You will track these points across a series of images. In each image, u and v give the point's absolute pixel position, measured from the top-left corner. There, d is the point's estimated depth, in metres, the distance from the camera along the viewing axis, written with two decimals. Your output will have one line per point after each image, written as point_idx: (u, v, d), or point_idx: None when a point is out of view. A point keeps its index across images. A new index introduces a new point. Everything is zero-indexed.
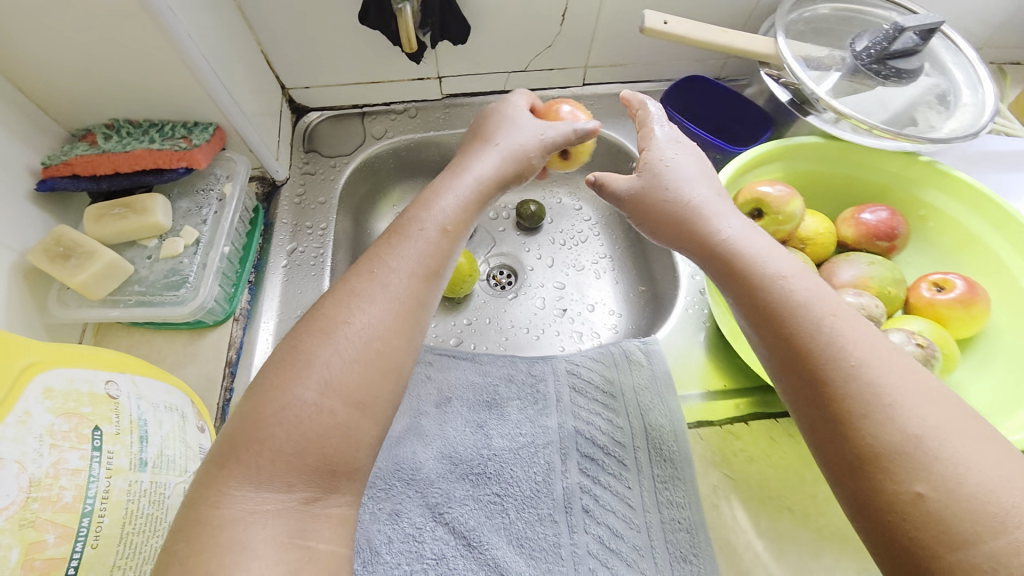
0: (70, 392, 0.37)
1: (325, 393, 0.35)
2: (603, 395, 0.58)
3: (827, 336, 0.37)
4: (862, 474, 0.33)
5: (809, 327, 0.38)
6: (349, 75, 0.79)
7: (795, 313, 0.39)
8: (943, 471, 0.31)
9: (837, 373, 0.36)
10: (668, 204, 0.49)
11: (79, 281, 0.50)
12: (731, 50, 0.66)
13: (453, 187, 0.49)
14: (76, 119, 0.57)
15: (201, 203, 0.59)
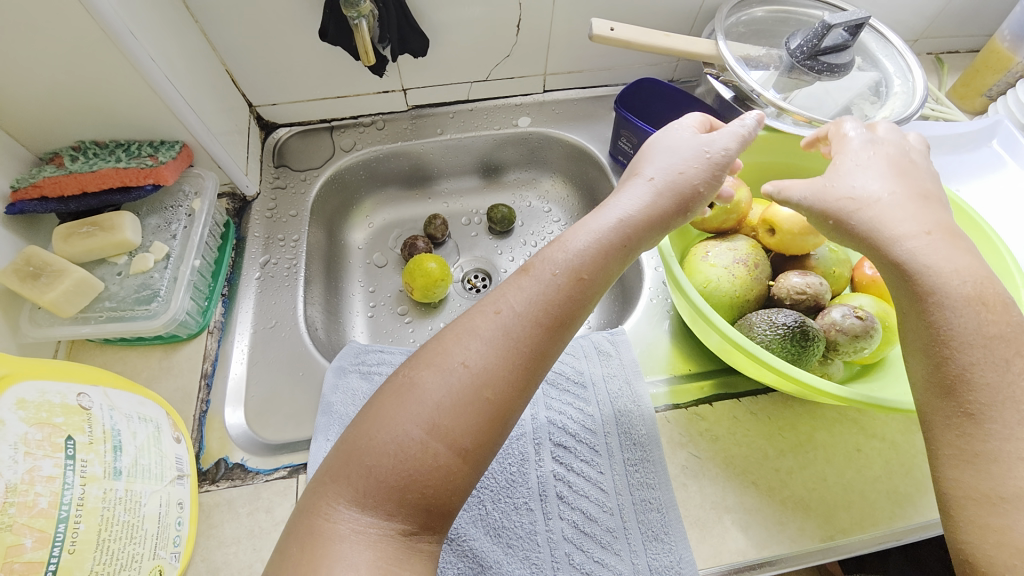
0: (42, 403, 0.38)
1: (431, 434, 0.35)
2: (574, 385, 0.60)
3: (1011, 374, 0.37)
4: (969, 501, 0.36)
5: (988, 360, 0.38)
6: (315, 90, 0.81)
7: (972, 344, 0.39)
8: None
9: (982, 406, 0.37)
10: (848, 210, 0.46)
11: (50, 299, 0.50)
12: (676, 53, 0.71)
13: (585, 234, 0.44)
14: (44, 142, 0.58)
15: (170, 219, 0.60)
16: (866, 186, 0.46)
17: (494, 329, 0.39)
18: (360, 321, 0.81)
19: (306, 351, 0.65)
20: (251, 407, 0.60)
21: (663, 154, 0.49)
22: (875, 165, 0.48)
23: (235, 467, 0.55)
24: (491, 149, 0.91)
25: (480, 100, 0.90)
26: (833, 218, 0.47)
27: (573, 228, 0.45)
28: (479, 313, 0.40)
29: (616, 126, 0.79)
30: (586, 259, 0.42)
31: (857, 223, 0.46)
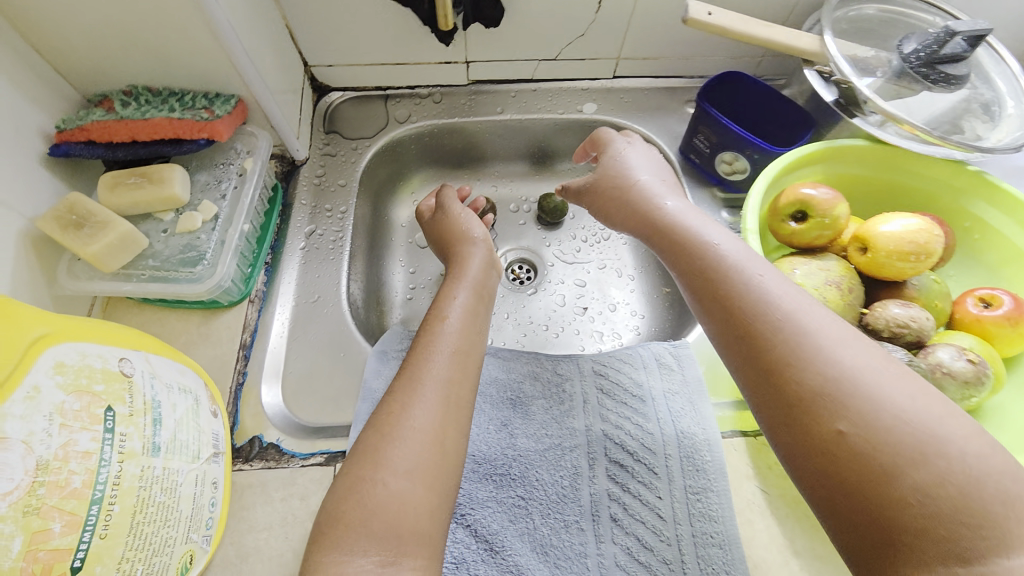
0: (82, 368, 0.34)
1: (376, 469, 0.42)
2: (632, 398, 0.56)
3: (749, 289, 0.41)
4: (793, 420, 0.35)
5: (740, 286, 0.41)
6: (374, 54, 0.76)
7: (728, 276, 0.43)
8: (861, 408, 0.33)
9: (768, 328, 0.38)
10: (617, 184, 0.58)
11: (92, 252, 0.47)
12: (774, 45, 0.64)
13: (459, 296, 0.58)
14: (94, 83, 0.55)
15: (220, 176, 0.56)
16: (659, 190, 0.55)
17: (436, 384, 0.47)
18: (399, 303, 0.77)
19: (347, 330, 0.62)
20: (289, 385, 0.57)
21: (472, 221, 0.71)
22: (657, 161, 0.60)
23: (269, 448, 0.52)
24: (550, 135, 0.86)
25: (544, 81, 0.84)
26: (600, 208, 0.59)
27: (445, 292, 0.60)
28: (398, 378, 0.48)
29: (694, 121, 0.73)
30: (475, 309, 0.58)
31: (631, 201, 0.56)
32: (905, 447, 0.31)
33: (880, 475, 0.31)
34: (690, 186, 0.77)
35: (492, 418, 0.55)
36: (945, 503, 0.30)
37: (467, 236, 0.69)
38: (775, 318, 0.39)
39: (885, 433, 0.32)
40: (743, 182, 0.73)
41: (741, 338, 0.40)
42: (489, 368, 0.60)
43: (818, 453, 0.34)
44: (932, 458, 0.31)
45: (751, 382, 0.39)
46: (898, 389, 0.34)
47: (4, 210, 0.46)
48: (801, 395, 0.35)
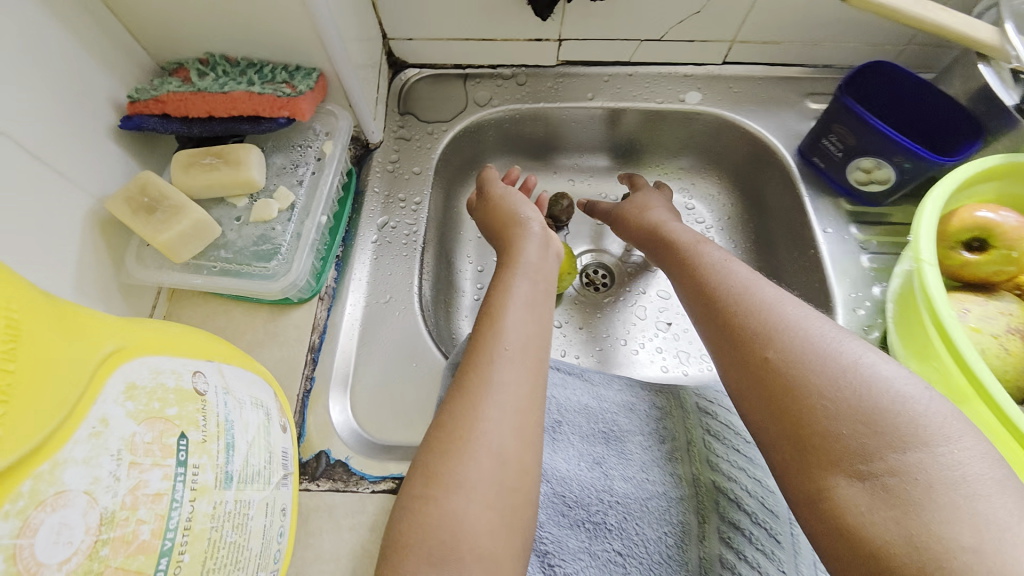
0: (154, 389, 0.29)
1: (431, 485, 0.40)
2: (749, 446, 0.48)
3: (715, 265, 0.47)
4: (737, 351, 0.39)
5: (713, 263, 0.47)
6: (459, 28, 0.67)
7: (703, 260, 0.48)
8: (790, 338, 0.37)
9: (725, 286, 0.43)
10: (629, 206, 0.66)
11: (163, 241, 0.42)
12: (942, 32, 0.52)
13: (519, 287, 0.52)
14: (168, 49, 0.49)
15: (298, 160, 0.51)
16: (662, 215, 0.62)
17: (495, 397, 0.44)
18: (468, 304, 0.70)
19: (419, 337, 0.56)
20: (359, 395, 0.52)
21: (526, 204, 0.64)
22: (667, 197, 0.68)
23: (337, 466, 0.47)
24: (643, 126, 0.76)
25: (642, 65, 0.74)
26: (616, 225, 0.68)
27: (499, 284, 0.54)
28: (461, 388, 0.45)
29: (827, 119, 0.62)
30: (539, 302, 0.52)
31: (642, 220, 0.63)
32: (821, 368, 0.34)
33: (798, 392, 0.34)
34: (810, 195, 0.67)
35: (582, 454, 0.49)
36: (848, 412, 0.32)
37: (517, 218, 0.62)
38: (732, 282, 0.43)
39: (810, 358, 0.35)
40: (878, 193, 0.63)
41: (704, 291, 0.45)
42: (579, 395, 0.53)
43: (749, 375, 0.38)
44: (845, 377, 0.33)
45: (704, 323, 0.43)
46: (827, 325, 0.37)
47: (72, 189, 0.41)
48: (744, 328, 0.39)
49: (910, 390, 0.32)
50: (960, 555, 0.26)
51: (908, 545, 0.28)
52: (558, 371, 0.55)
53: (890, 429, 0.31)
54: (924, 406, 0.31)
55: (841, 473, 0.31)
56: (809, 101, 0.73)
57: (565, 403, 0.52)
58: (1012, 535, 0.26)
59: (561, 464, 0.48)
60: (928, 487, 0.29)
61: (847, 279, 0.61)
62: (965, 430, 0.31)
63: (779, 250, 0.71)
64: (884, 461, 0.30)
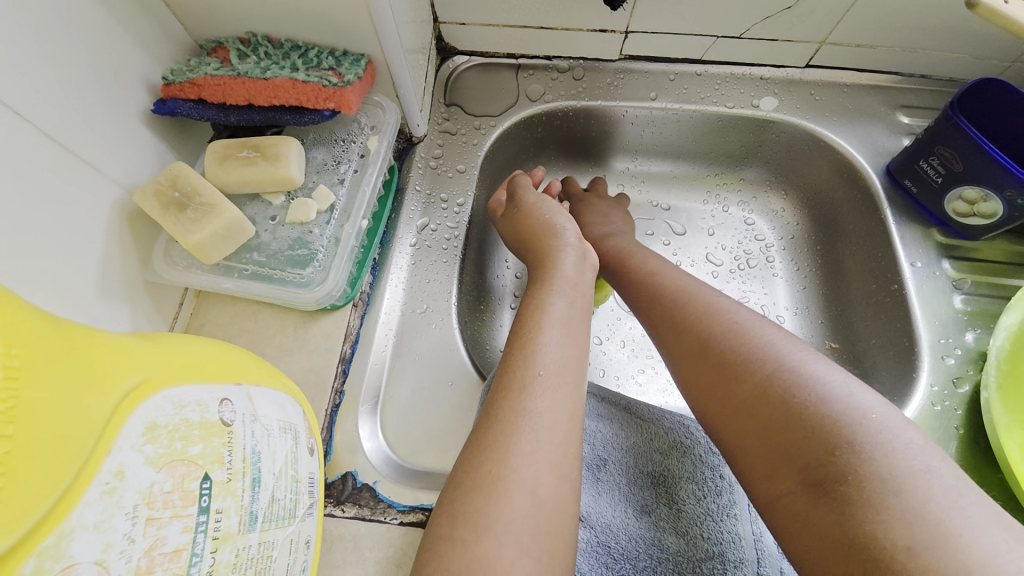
0: (176, 428, 0.26)
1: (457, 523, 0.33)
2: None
3: (649, 278, 0.49)
4: (680, 365, 0.41)
5: (648, 275, 0.49)
6: (517, 15, 0.61)
7: (639, 273, 0.50)
8: (720, 348, 0.39)
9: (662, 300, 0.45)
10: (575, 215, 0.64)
11: (193, 242, 0.39)
12: None
13: (556, 304, 0.45)
14: (207, 25, 0.45)
15: (340, 156, 0.47)
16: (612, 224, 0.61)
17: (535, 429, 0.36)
18: (504, 313, 0.65)
19: (455, 354, 0.52)
20: (390, 414, 0.48)
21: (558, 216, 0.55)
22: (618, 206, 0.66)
23: (364, 490, 0.44)
24: (708, 131, 0.70)
25: (714, 64, 0.67)
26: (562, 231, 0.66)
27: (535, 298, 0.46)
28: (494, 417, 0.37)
29: (929, 138, 0.55)
30: (577, 323, 0.44)
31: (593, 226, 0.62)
32: (754, 375, 0.36)
33: (744, 395, 0.36)
34: (898, 222, 0.60)
35: (630, 502, 0.45)
36: (780, 416, 0.34)
37: (553, 231, 0.53)
38: (670, 292, 0.45)
39: (740, 363, 0.37)
40: (978, 227, 0.56)
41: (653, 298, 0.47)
42: (626, 432, 0.48)
43: (698, 379, 0.39)
44: (776, 383, 0.35)
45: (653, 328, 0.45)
46: (759, 327, 0.39)
47: (99, 178, 0.38)
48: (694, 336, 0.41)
49: (832, 387, 0.33)
50: (898, 554, 0.27)
51: (848, 548, 0.29)
52: (602, 403, 0.50)
53: (820, 431, 0.32)
54: (846, 403, 0.32)
55: (799, 482, 0.32)
56: (900, 114, 0.65)
57: (612, 439, 0.48)
58: (948, 529, 0.27)
59: (606, 513, 0.44)
60: (863, 489, 0.29)
61: (936, 323, 0.55)
62: (888, 418, 0.32)
63: (851, 280, 0.65)
64: (829, 461, 0.31)
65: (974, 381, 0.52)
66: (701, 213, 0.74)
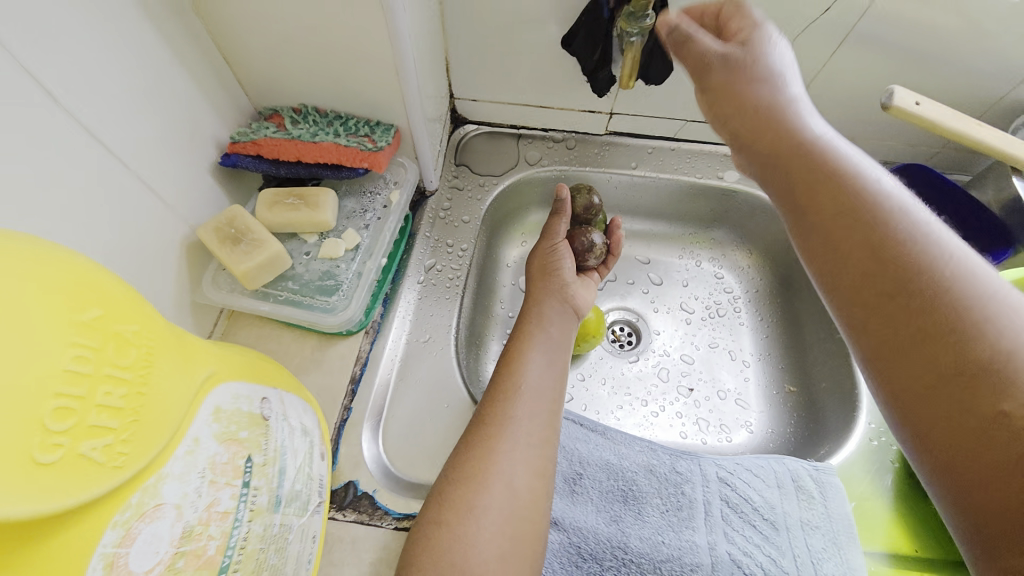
0: (234, 413, 0.32)
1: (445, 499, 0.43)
2: (764, 522, 0.51)
3: (913, 241, 0.31)
4: (959, 399, 0.27)
5: (898, 233, 0.32)
6: (521, 95, 0.73)
7: (887, 221, 0.33)
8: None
9: (929, 288, 0.30)
10: (756, 102, 0.41)
11: (243, 270, 0.46)
12: (978, 145, 0.59)
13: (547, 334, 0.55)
14: (267, 97, 0.55)
15: (367, 205, 0.56)
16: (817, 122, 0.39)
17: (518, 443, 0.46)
18: (496, 348, 0.72)
19: (452, 379, 0.58)
20: (392, 431, 0.54)
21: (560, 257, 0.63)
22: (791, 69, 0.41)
23: (364, 498, 0.49)
24: (682, 197, 0.80)
25: (686, 141, 0.78)
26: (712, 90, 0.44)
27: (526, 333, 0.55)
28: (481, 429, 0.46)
29: None
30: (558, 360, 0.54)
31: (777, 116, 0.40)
32: None
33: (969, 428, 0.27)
34: None
35: (601, 510, 0.51)
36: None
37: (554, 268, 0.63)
38: (943, 276, 0.30)
39: None
40: None
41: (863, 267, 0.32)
42: (601, 451, 0.55)
43: (958, 430, 0.27)
44: None
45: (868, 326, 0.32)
46: None
47: (170, 214, 0.46)
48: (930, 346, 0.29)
49: None
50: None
51: None
52: (579, 425, 0.56)
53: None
54: None
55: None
56: None
57: (587, 456, 0.54)
58: None
59: (579, 520, 0.50)
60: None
61: None
62: None
63: (806, 330, 0.73)
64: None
65: None
66: (677, 267, 0.83)
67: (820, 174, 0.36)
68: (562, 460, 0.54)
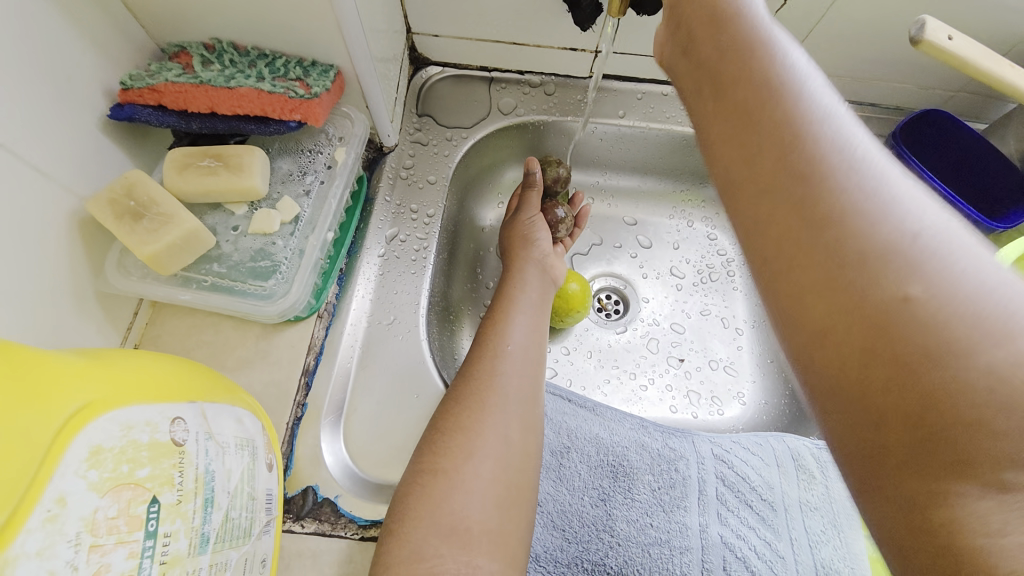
0: (124, 449, 0.25)
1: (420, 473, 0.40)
2: (761, 503, 0.48)
3: (810, 115, 0.24)
4: (860, 309, 0.20)
5: (792, 101, 0.24)
6: (492, 30, 0.62)
7: (781, 92, 0.24)
8: (940, 275, 0.19)
9: (814, 169, 0.22)
10: None
11: (149, 253, 0.38)
12: (1004, 87, 0.53)
13: (516, 319, 0.51)
14: (171, 31, 0.43)
15: (306, 167, 0.46)
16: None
17: (500, 420, 0.43)
18: (471, 323, 0.66)
19: (423, 366, 0.52)
20: (355, 427, 0.48)
21: (535, 230, 0.59)
22: None
23: (324, 505, 0.44)
24: (673, 149, 0.72)
25: None
26: None
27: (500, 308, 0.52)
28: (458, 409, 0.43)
29: None
30: (530, 348, 0.49)
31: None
32: (985, 317, 0.18)
33: (877, 347, 0.20)
34: None
35: (589, 488, 0.47)
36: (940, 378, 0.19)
37: (529, 239, 0.59)
38: (837, 153, 0.23)
39: (975, 310, 0.19)
40: None
41: (752, 176, 0.25)
42: (590, 425, 0.50)
43: (857, 360, 0.21)
44: (995, 330, 0.18)
45: (757, 263, 0.25)
46: (943, 235, 0.20)
47: (51, 186, 0.36)
48: (829, 280, 0.21)
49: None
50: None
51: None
52: (567, 400, 0.52)
53: (992, 399, 0.18)
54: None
55: (955, 492, 0.18)
56: None
57: (576, 429, 0.50)
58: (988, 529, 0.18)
59: (564, 500, 0.46)
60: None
61: None
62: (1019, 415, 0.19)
63: None
64: (973, 453, 0.18)
65: None
66: (668, 227, 0.76)
67: (715, 48, 0.28)
68: (549, 433, 0.50)
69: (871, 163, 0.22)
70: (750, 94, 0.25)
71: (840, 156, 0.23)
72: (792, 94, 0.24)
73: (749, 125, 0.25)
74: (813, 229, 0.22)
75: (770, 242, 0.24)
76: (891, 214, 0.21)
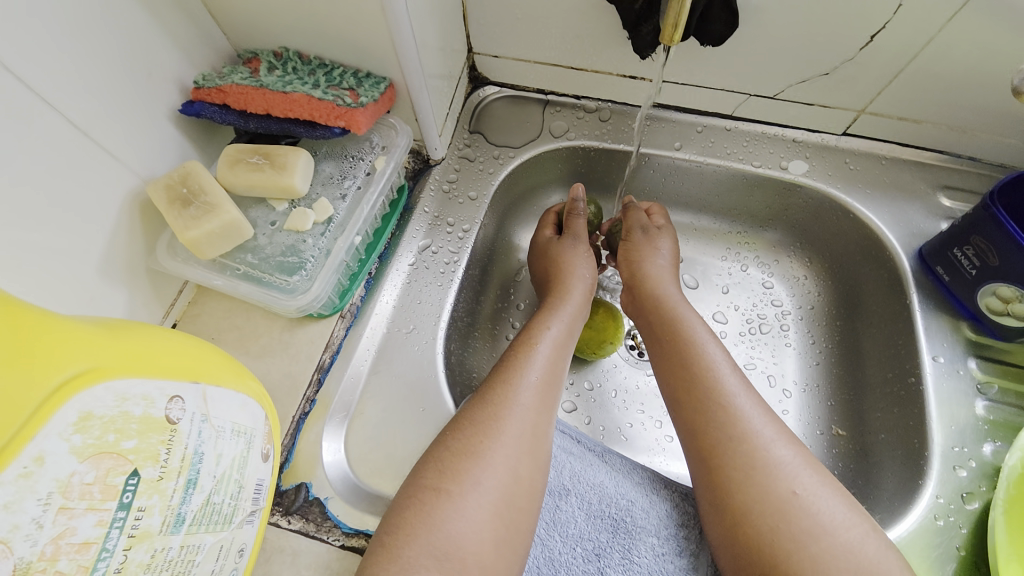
0: (112, 419, 0.27)
1: (442, 488, 0.39)
2: None
3: (744, 414, 0.43)
4: (748, 483, 0.40)
5: (714, 380, 0.45)
6: (549, 53, 0.62)
7: (719, 402, 0.44)
8: (806, 497, 0.39)
9: (738, 429, 0.42)
10: (634, 264, 0.56)
11: (190, 237, 0.41)
12: None
13: (542, 350, 0.48)
14: (246, 38, 0.48)
15: (346, 172, 0.48)
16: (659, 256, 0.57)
17: (508, 447, 0.41)
18: (493, 343, 0.65)
19: (433, 380, 0.51)
20: (358, 432, 0.48)
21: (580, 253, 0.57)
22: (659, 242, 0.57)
23: (314, 504, 0.44)
24: (733, 189, 0.68)
25: (745, 121, 0.65)
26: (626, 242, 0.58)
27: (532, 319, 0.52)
28: (466, 427, 0.42)
29: (965, 226, 0.51)
30: (554, 378, 0.47)
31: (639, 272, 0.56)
32: (837, 519, 0.39)
33: (767, 500, 0.39)
34: (924, 309, 0.56)
35: (584, 540, 0.44)
36: (809, 538, 0.38)
37: (572, 265, 0.56)
38: (728, 394, 0.44)
39: (822, 515, 0.39)
40: (1014, 329, 0.52)
41: (715, 441, 0.43)
42: (595, 470, 0.47)
43: (742, 501, 0.40)
44: (848, 530, 0.38)
45: (712, 507, 0.42)
46: (790, 451, 0.42)
47: (116, 167, 0.40)
48: (745, 481, 0.41)
49: (850, 517, 0.39)
50: None
51: None
52: (576, 441, 0.49)
53: (826, 543, 0.37)
54: (853, 525, 0.38)
55: None
56: (941, 196, 0.61)
57: (581, 472, 0.47)
58: None
59: (554, 549, 0.43)
60: None
61: (953, 428, 0.51)
62: None
63: (868, 366, 0.60)
64: None
65: (985, 500, 0.48)
66: (718, 269, 0.72)
67: (662, 319, 0.51)
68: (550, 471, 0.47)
69: (804, 472, 0.41)
70: (697, 386, 0.45)
71: (748, 439, 0.42)
72: (737, 414, 0.43)
73: (699, 414, 0.44)
74: (729, 487, 0.41)
75: (699, 428, 0.44)
76: (797, 478, 0.40)
